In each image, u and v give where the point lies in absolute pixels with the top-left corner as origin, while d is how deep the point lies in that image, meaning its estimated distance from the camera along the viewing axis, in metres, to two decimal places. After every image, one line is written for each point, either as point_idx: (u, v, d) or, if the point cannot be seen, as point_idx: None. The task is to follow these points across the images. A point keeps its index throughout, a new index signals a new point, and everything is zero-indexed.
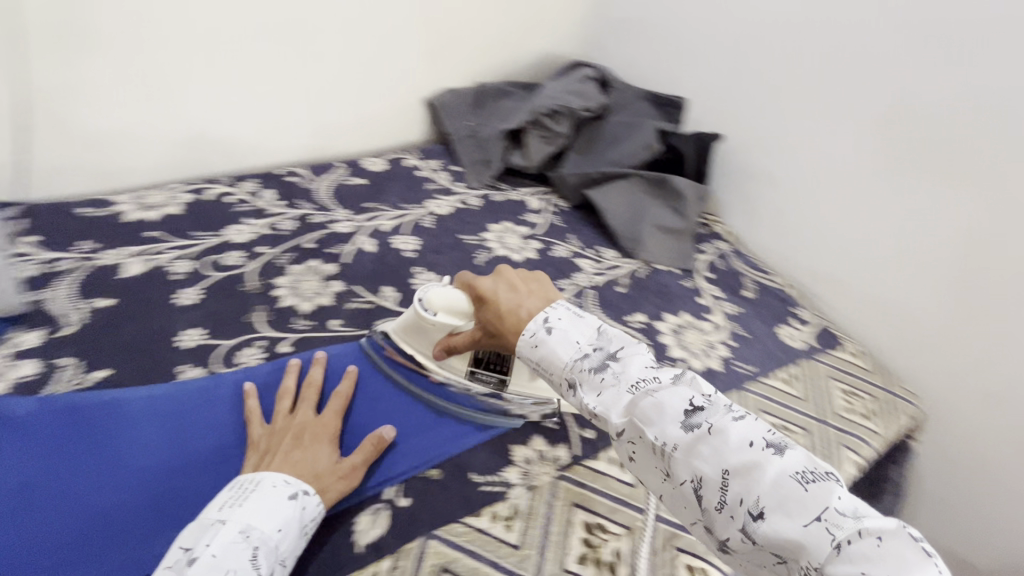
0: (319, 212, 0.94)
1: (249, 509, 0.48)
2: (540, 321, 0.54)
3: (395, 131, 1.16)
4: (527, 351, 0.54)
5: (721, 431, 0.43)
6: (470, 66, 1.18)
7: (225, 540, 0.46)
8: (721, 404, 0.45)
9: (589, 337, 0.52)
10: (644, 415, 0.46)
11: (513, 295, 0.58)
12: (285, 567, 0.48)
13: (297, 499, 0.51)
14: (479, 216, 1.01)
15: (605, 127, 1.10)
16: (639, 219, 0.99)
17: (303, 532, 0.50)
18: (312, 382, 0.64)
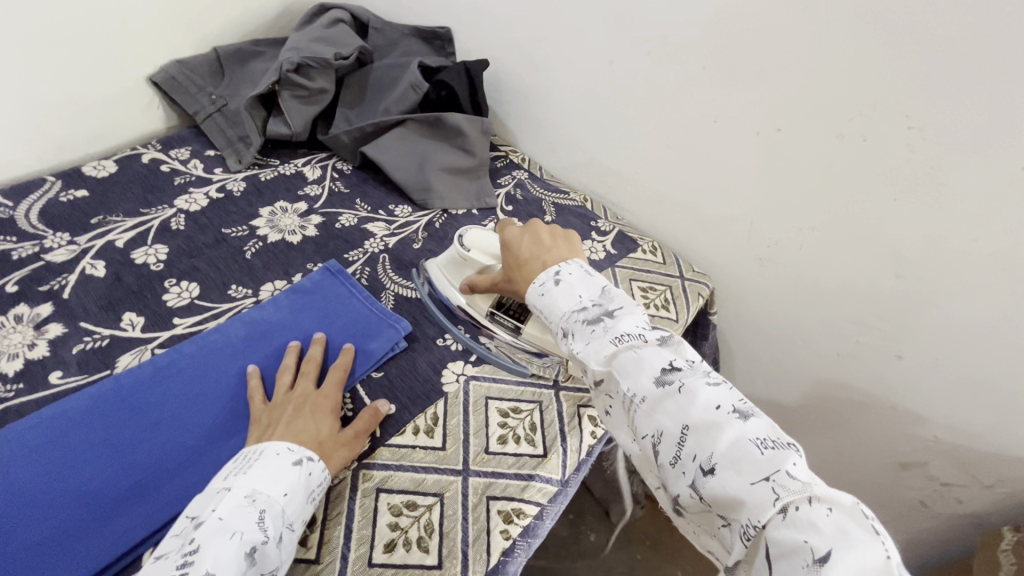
0: (22, 244, 0.75)
1: (254, 475, 0.48)
2: (551, 274, 0.57)
3: (122, 123, 0.96)
4: (533, 300, 0.57)
5: (690, 391, 0.44)
6: (194, 25, 0.98)
7: (231, 503, 0.45)
8: (699, 368, 0.46)
9: (593, 293, 0.54)
10: (622, 366, 0.47)
11: (535, 246, 0.62)
12: (293, 532, 0.48)
13: (302, 465, 0.51)
14: (245, 202, 0.88)
15: (371, 74, 1.00)
16: (425, 166, 0.92)
17: (309, 498, 0.50)
18: (313, 358, 0.64)
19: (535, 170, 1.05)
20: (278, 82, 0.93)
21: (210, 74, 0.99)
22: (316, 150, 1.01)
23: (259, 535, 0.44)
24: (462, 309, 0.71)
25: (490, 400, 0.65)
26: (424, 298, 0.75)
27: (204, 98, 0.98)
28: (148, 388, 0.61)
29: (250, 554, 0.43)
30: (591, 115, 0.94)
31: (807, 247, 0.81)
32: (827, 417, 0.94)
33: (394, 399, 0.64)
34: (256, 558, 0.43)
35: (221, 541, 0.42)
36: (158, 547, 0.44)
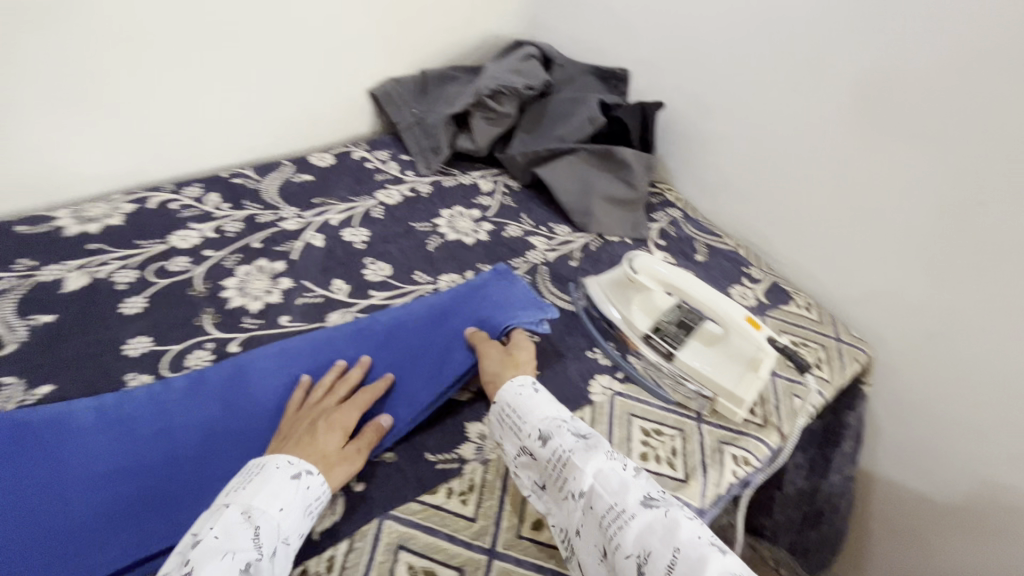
0: (265, 211, 0.93)
1: (255, 491, 0.50)
2: (530, 382, 0.63)
3: (342, 126, 1.15)
4: (510, 399, 0.61)
5: (675, 517, 0.49)
6: (413, 52, 1.16)
7: (227, 523, 0.48)
8: (673, 501, 0.52)
9: (566, 413, 0.60)
10: (609, 483, 0.52)
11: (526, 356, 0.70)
12: (290, 545, 0.49)
13: (300, 479, 0.52)
14: (429, 203, 1.01)
15: (550, 104, 1.11)
16: (589, 192, 0.99)
17: (306, 511, 0.51)
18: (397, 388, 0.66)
19: (689, 211, 1.08)
20: (473, 105, 1.06)
21: (415, 91, 1.15)
22: (490, 165, 1.12)
23: (251, 553, 0.46)
24: (618, 325, 0.76)
25: (633, 417, 0.69)
26: (579, 312, 0.81)
27: (407, 110, 1.13)
28: (348, 342, 0.72)
29: (244, 572, 0.45)
30: (762, 167, 0.97)
31: (995, 331, 0.76)
32: (986, 526, 0.84)
33: None
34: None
35: (212, 565, 0.44)
36: (163, 564, 0.46)
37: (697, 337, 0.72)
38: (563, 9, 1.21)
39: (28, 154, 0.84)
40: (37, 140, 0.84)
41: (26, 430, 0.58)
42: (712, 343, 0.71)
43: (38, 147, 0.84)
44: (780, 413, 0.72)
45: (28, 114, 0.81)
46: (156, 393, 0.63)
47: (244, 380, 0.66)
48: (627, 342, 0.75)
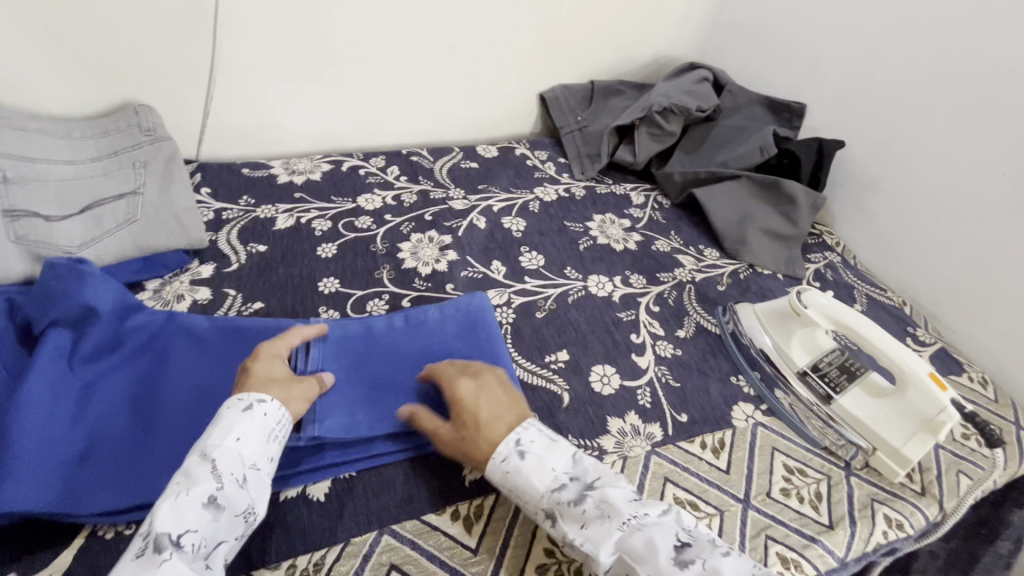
0: (436, 189, 1.02)
1: (207, 432, 0.50)
2: (512, 444, 0.55)
3: (507, 122, 1.22)
4: (501, 478, 0.54)
5: (715, 570, 0.47)
6: (587, 63, 1.20)
7: (185, 467, 0.48)
8: (706, 541, 0.50)
9: (564, 466, 0.54)
10: (634, 550, 0.49)
11: (491, 403, 0.58)
12: (259, 470, 0.50)
13: (252, 409, 0.52)
14: (582, 206, 1.04)
15: (714, 130, 1.11)
16: (748, 220, 0.97)
17: (268, 436, 0.52)
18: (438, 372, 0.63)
19: (849, 258, 1.03)
20: (640, 119, 1.08)
21: (582, 100, 1.20)
22: (642, 180, 1.14)
23: (213, 486, 0.46)
24: (769, 354, 0.74)
25: (776, 452, 0.67)
26: (725, 335, 0.80)
27: (571, 117, 1.18)
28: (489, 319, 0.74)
29: (212, 503, 0.46)
30: (950, 226, 0.89)
31: None
32: None
33: (687, 410, 0.70)
34: (220, 504, 0.46)
35: (171, 503, 0.45)
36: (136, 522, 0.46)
37: (861, 385, 0.68)
38: (744, 38, 1.20)
39: (260, 109, 0.99)
40: (270, 99, 0.98)
41: (241, 334, 0.68)
42: (881, 396, 0.67)
43: (269, 104, 0.99)
44: (942, 487, 0.66)
45: (269, 76, 0.96)
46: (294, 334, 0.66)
47: (378, 336, 0.68)
48: (777, 375, 0.73)
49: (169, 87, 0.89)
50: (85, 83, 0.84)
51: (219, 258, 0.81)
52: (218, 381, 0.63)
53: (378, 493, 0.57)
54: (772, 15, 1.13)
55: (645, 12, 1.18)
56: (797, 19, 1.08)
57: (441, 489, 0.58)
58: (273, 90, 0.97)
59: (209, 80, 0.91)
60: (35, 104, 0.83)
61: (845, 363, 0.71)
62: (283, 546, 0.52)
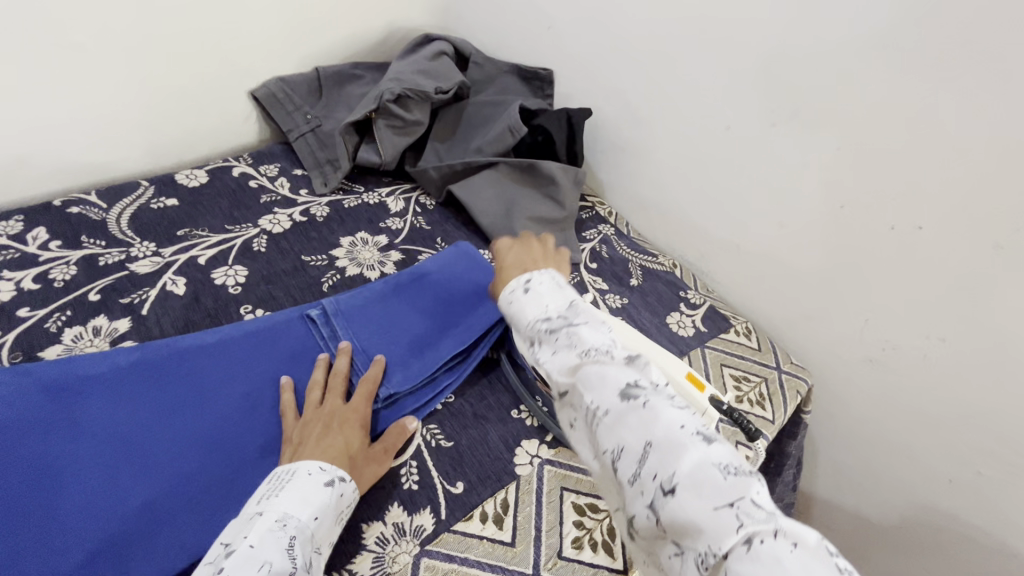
0: (110, 249, 0.75)
1: (285, 496, 0.48)
2: (522, 281, 0.57)
3: (215, 134, 0.95)
4: (505, 301, 0.57)
5: (653, 409, 0.43)
6: (304, 46, 0.98)
7: (261, 531, 0.45)
8: (663, 390, 0.45)
9: (559, 305, 0.54)
10: (587, 380, 0.46)
11: (522, 254, 0.61)
12: (319, 558, 0.48)
13: (334, 485, 0.51)
14: (326, 229, 0.85)
15: (465, 111, 0.98)
16: (513, 212, 0.88)
17: (338, 518, 0.50)
18: (370, 377, 0.62)
19: (622, 226, 1.01)
20: (375, 110, 0.90)
21: (309, 93, 0.98)
22: (400, 179, 0.98)
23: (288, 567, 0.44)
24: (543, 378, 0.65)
25: (565, 492, 0.60)
26: (503, 363, 0.71)
27: (299, 116, 0.96)
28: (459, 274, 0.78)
29: None
30: (695, 183, 0.89)
31: (929, 358, 0.73)
32: (917, 548, 0.84)
33: (463, 476, 0.59)
34: None
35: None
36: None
37: None
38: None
39: None
40: None
41: (210, 350, 0.63)
42: None
43: None
44: None
45: None
46: (315, 320, 0.69)
47: (380, 302, 0.72)
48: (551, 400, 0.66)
49: None
50: None
51: None
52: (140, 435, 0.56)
53: None
54: None
55: None
56: None
57: None
58: None
59: None
60: None
61: None
62: None
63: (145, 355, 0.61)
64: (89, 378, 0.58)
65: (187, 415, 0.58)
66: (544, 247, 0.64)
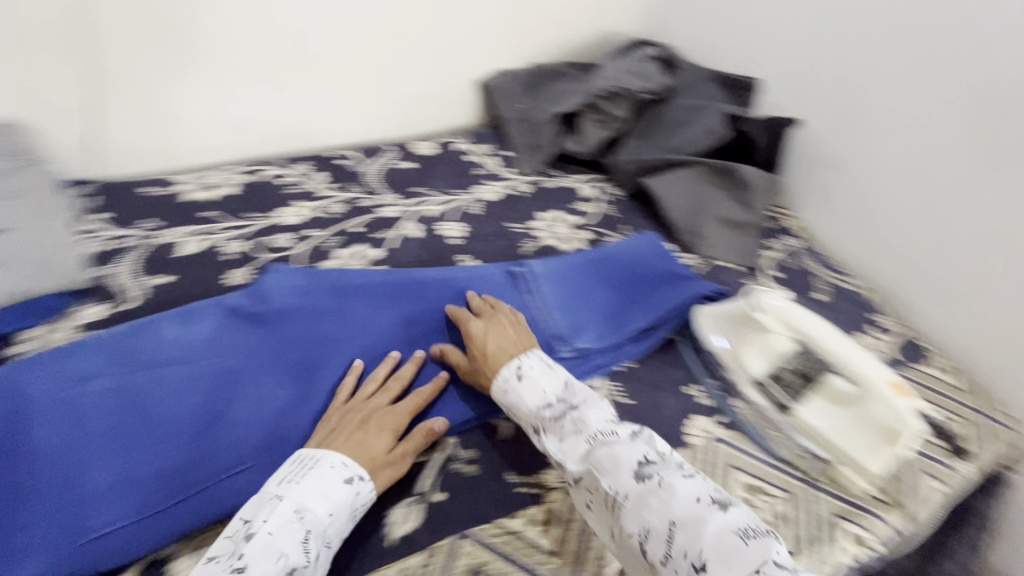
0: (366, 195, 0.93)
1: (306, 487, 0.51)
2: (515, 368, 0.61)
3: (445, 115, 1.12)
4: (500, 394, 0.60)
5: (670, 486, 0.49)
6: (530, 46, 1.12)
7: (280, 518, 0.49)
8: (672, 461, 0.52)
9: (557, 388, 0.59)
10: (600, 463, 0.52)
11: (499, 339, 0.65)
12: (331, 549, 0.51)
13: (352, 483, 0.53)
14: (527, 203, 0.97)
15: (665, 112, 1.03)
16: (703, 209, 0.91)
17: (353, 516, 0.52)
18: (430, 385, 0.64)
19: (810, 242, 0.98)
20: (585, 106, 1.01)
21: (523, 86, 1.10)
22: (593, 170, 1.06)
23: (297, 559, 0.47)
24: (727, 363, 0.70)
25: (734, 469, 0.62)
26: (683, 350, 0.75)
27: (513, 105, 1.08)
28: (649, 260, 0.84)
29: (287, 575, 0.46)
30: (903, 206, 0.87)
31: None
32: None
33: None
34: None
35: (261, 563, 0.46)
36: (214, 547, 0.48)
37: (822, 394, 0.65)
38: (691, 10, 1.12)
39: (165, 118, 0.88)
40: (173, 104, 0.88)
41: (440, 284, 0.76)
42: (842, 404, 0.64)
43: (171, 111, 0.88)
44: (906, 489, 0.62)
45: (163, 84, 0.85)
46: (520, 276, 0.79)
47: (577, 271, 0.81)
48: (734, 384, 0.70)
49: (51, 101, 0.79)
50: None
51: (111, 296, 0.70)
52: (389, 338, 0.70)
53: None
54: None
55: None
56: None
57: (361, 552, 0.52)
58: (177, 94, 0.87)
59: (99, 88, 0.81)
60: None
61: (804, 368, 0.67)
62: None
63: (395, 278, 0.75)
64: (355, 286, 0.73)
65: (422, 330, 0.72)
66: (521, 328, 0.68)
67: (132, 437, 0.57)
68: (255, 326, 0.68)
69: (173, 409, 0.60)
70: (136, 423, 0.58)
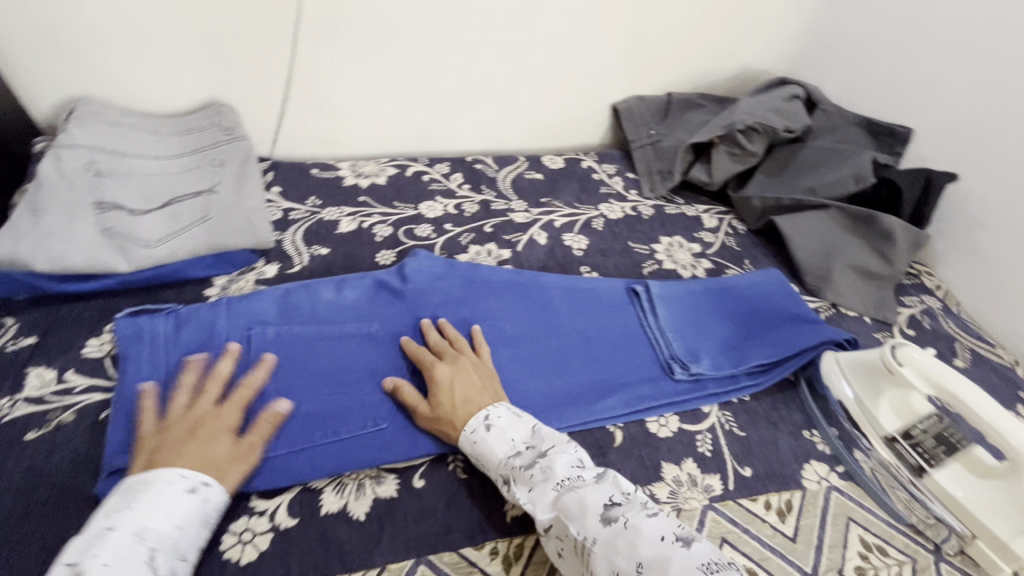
0: (498, 199, 1.00)
1: (141, 507, 0.46)
2: (480, 416, 0.57)
3: (576, 133, 1.17)
4: (467, 445, 0.57)
5: (635, 526, 0.46)
6: (669, 75, 1.14)
7: (114, 547, 0.44)
8: (637, 501, 0.49)
9: (524, 436, 0.57)
10: (567, 509, 0.49)
11: (466, 387, 0.61)
12: (188, 562, 0.47)
13: (197, 491, 0.49)
14: (649, 226, 0.99)
15: (803, 152, 1.01)
16: (835, 255, 0.89)
17: (206, 523, 0.49)
18: (252, 385, 0.58)
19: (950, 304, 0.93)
20: (721, 136, 1.00)
21: (656, 113, 1.13)
22: (716, 201, 1.07)
23: None
24: (856, 416, 0.68)
25: (852, 522, 0.61)
26: (804, 393, 0.74)
27: (644, 130, 1.11)
28: (774, 298, 0.83)
29: None
30: None
31: None
32: None
33: (751, 464, 0.65)
34: None
35: None
36: None
37: (963, 461, 0.61)
38: (845, 53, 1.09)
39: (335, 112, 0.99)
40: (344, 100, 0.98)
41: (565, 292, 0.80)
42: (988, 476, 0.59)
43: (341, 106, 0.98)
44: None
45: (339, 82, 0.95)
46: (638, 296, 0.81)
47: (698, 298, 0.82)
48: (858, 434, 0.67)
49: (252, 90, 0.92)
50: (174, 80, 0.87)
51: (283, 259, 0.80)
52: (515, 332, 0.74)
53: (417, 518, 0.56)
54: (883, 27, 1.01)
55: (737, 24, 1.09)
56: (912, 37, 0.97)
57: (482, 522, 0.56)
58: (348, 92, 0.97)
59: (289, 81, 0.92)
60: (127, 100, 0.87)
61: (945, 434, 0.64)
62: (320, 565, 0.51)
63: (524, 279, 0.80)
64: (487, 282, 0.79)
65: (545, 330, 0.75)
66: (487, 366, 0.65)
67: (296, 377, 0.63)
68: (398, 300, 0.74)
69: (330, 359, 0.66)
70: (299, 366, 0.64)
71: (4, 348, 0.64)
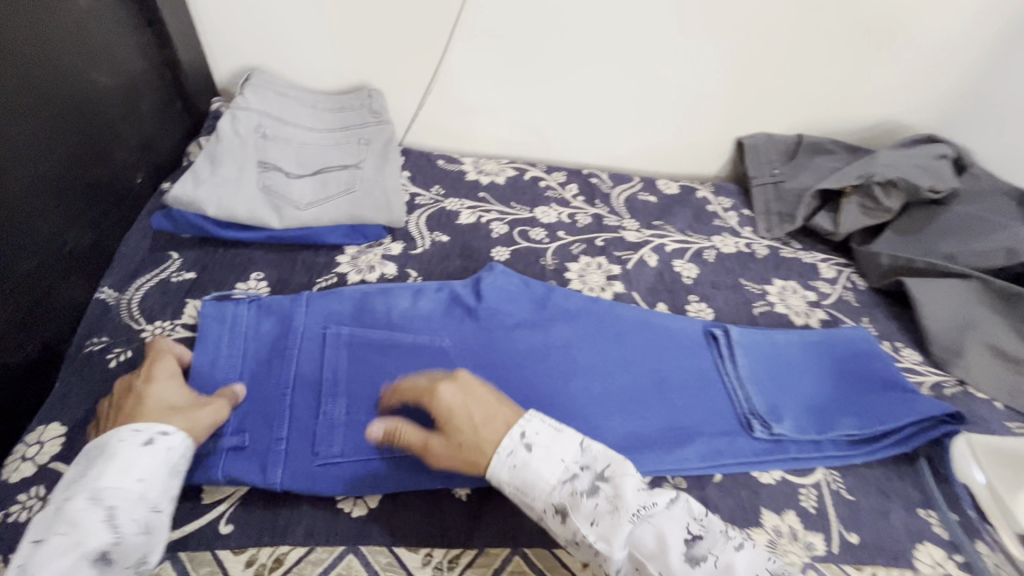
0: (611, 215, 1.00)
1: (99, 472, 0.47)
2: (516, 437, 0.52)
3: (694, 162, 1.16)
4: (507, 475, 0.51)
5: (727, 564, 0.46)
6: (801, 116, 1.10)
7: (71, 512, 0.45)
8: (718, 531, 0.48)
9: (573, 456, 0.52)
10: (642, 544, 0.47)
11: (483, 406, 0.54)
12: (162, 512, 0.48)
13: (154, 443, 0.50)
14: (762, 266, 0.96)
15: (942, 216, 0.95)
16: (969, 329, 0.82)
17: (172, 471, 0.50)
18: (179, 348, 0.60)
19: None
20: (854, 186, 0.96)
21: (782, 153, 1.09)
22: (836, 252, 1.02)
23: (107, 539, 0.44)
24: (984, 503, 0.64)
25: None
26: (924, 473, 0.68)
27: (767, 168, 1.08)
28: (866, 361, 0.76)
29: (99, 560, 0.43)
30: None
31: None
32: None
33: (859, 531, 0.61)
34: (110, 560, 0.44)
35: (53, 565, 0.42)
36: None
37: None
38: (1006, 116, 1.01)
39: (468, 109, 1.03)
40: (478, 99, 1.02)
41: (644, 324, 0.76)
42: None
43: (474, 104, 1.03)
44: None
45: (479, 82, 0.99)
46: (716, 339, 0.76)
47: (794, 353, 0.76)
48: (984, 523, 0.63)
49: (399, 80, 0.98)
50: (335, 62, 0.95)
51: (408, 239, 0.85)
52: (617, 352, 0.73)
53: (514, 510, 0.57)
54: None
55: (886, 74, 1.04)
56: None
57: None
58: (484, 92, 1.01)
59: (433, 76, 0.98)
60: (292, 75, 0.96)
61: None
62: (421, 534, 0.54)
63: (602, 304, 0.77)
64: (570, 300, 0.77)
65: (640, 354, 0.73)
66: (492, 384, 0.58)
67: (393, 361, 0.65)
68: (470, 319, 0.72)
69: (406, 353, 0.66)
70: (391, 351, 0.65)
71: (169, 279, 0.71)
